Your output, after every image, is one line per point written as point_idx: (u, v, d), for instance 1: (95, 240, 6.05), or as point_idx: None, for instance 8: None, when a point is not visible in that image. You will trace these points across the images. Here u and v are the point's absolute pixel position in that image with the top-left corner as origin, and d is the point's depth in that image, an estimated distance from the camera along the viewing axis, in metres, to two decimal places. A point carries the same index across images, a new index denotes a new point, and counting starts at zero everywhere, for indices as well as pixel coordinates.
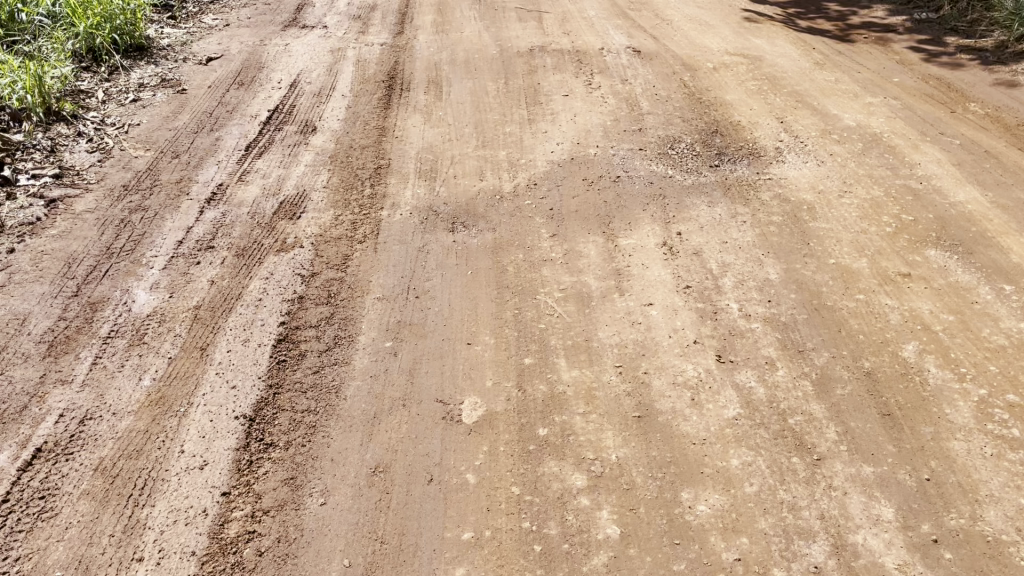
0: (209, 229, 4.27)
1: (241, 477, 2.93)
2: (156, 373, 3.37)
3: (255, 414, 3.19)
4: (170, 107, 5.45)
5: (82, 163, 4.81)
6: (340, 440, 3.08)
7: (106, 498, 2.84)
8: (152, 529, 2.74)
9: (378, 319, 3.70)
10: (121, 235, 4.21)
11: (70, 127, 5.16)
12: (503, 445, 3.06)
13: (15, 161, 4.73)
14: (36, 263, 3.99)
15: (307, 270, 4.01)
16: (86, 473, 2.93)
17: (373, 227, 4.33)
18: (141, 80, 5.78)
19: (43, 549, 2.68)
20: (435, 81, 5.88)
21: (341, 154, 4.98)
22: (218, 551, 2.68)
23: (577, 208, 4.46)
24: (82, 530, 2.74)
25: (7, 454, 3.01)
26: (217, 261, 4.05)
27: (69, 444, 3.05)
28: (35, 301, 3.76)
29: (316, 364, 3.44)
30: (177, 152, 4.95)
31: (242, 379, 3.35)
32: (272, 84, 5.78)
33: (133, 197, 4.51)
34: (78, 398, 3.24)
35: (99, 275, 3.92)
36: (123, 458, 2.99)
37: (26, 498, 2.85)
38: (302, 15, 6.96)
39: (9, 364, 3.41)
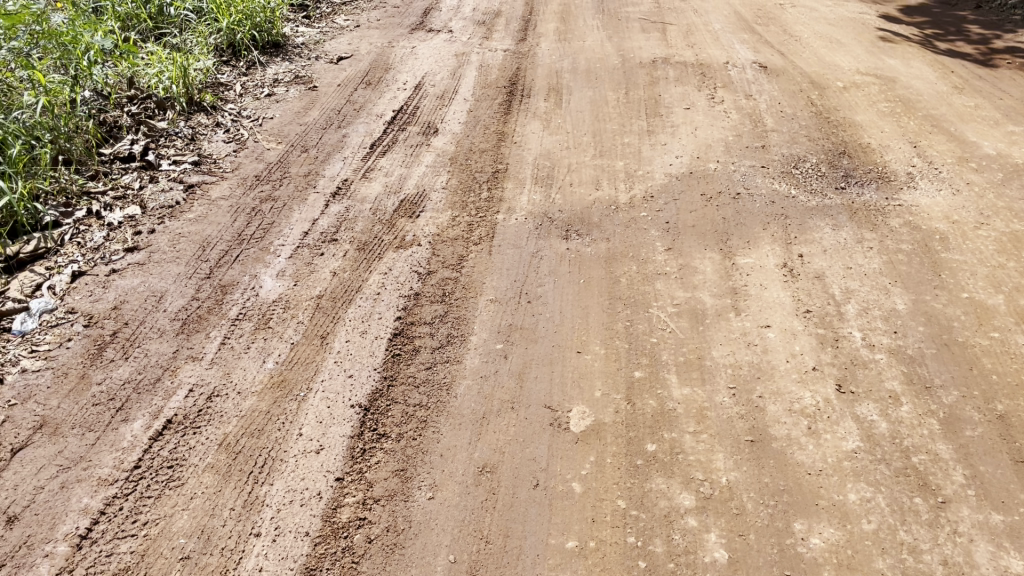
0: (333, 222, 4.43)
1: (354, 464, 3.02)
2: (279, 357, 3.52)
3: (369, 404, 3.29)
4: (302, 103, 5.68)
5: (219, 152, 5.06)
6: (448, 437, 3.13)
7: (229, 473, 2.97)
8: (269, 507, 2.85)
9: (489, 320, 3.74)
10: (252, 223, 4.41)
11: (209, 117, 5.43)
12: (610, 457, 3.05)
13: (158, 147, 5.02)
14: (174, 244, 4.22)
15: (424, 268, 4.10)
16: (212, 447, 3.08)
17: (489, 230, 4.39)
18: (276, 76, 6.04)
19: (169, 516, 2.81)
20: (556, 88, 5.91)
21: (461, 156, 5.07)
22: (330, 534, 2.76)
23: (694, 223, 4.39)
24: (205, 501, 2.87)
25: (141, 423, 3.18)
26: (339, 254, 4.19)
27: (197, 418, 3.21)
28: (172, 280, 3.97)
29: (429, 360, 3.51)
30: (307, 146, 5.15)
31: (358, 369, 3.46)
32: (398, 85, 5.94)
33: (264, 187, 4.72)
34: (207, 375, 3.42)
35: (230, 260, 4.12)
36: (245, 436, 3.13)
37: (156, 466, 3.00)
38: (429, 18, 7.13)
39: (146, 337, 3.61)
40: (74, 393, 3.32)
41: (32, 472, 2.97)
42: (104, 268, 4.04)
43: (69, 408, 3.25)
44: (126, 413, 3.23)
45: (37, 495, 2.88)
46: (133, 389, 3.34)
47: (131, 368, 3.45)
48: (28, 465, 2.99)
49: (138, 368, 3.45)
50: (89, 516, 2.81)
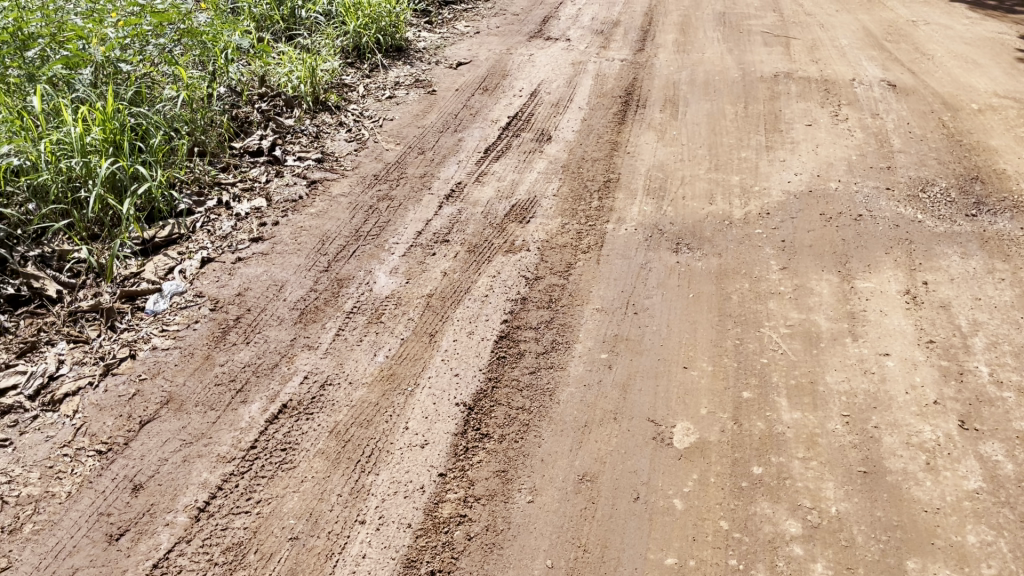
0: (446, 224, 4.52)
1: (457, 461, 3.08)
2: (389, 352, 3.62)
3: (474, 404, 3.34)
4: (420, 106, 5.83)
5: (341, 150, 5.25)
6: (550, 442, 3.14)
7: (338, 460, 3.08)
8: (374, 496, 2.94)
9: (595, 330, 3.73)
10: (369, 220, 4.55)
11: (333, 116, 5.64)
12: (713, 476, 2.99)
13: (285, 143, 5.25)
14: (296, 237, 4.40)
15: (532, 273, 4.13)
16: (323, 434, 3.20)
17: (598, 239, 4.38)
18: (397, 79, 6.22)
19: (280, 497, 2.93)
20: (672, 100, 5.86)
21: (574, 164, 5.09)
22: (432, 528, 2.82)
23: (811, 243, 4.27)
24: (314, 486, 2.98)
25: (258, 405, 3.33)
26: (450, 255, 4.27)
27: (310, 405, 3.34)
28: (292, 271, 4.14)
29: (533, 364, 3.53)
30: (424, 148, 5.28)
31: (464, 369, 3.52)
32: (514, 91, 6.01)
33: (382, 187, 4.87)
34: (321, 364, 3.55)
35: (347, 255, 4.26)
36: (354, 425, 3.23)
37: (270, 448, 3.14)
38: (548, 27, 7.19)
39: (266, 324, 3.78)
40: (199, 372, 3.50)
41: (157, 444, 3.14)
42: (230, 256, 4.25)
43: (193, 386, 3.43)
44: (245, 395, 3.38)
45: (161, 466, 3.05)
46: (253, 372, 3.51)
47: (251, 352, 3.62)
48: (154, 437, 3.17)
49: (258, 353, 3.61)
50: (207, 490, 2.96)
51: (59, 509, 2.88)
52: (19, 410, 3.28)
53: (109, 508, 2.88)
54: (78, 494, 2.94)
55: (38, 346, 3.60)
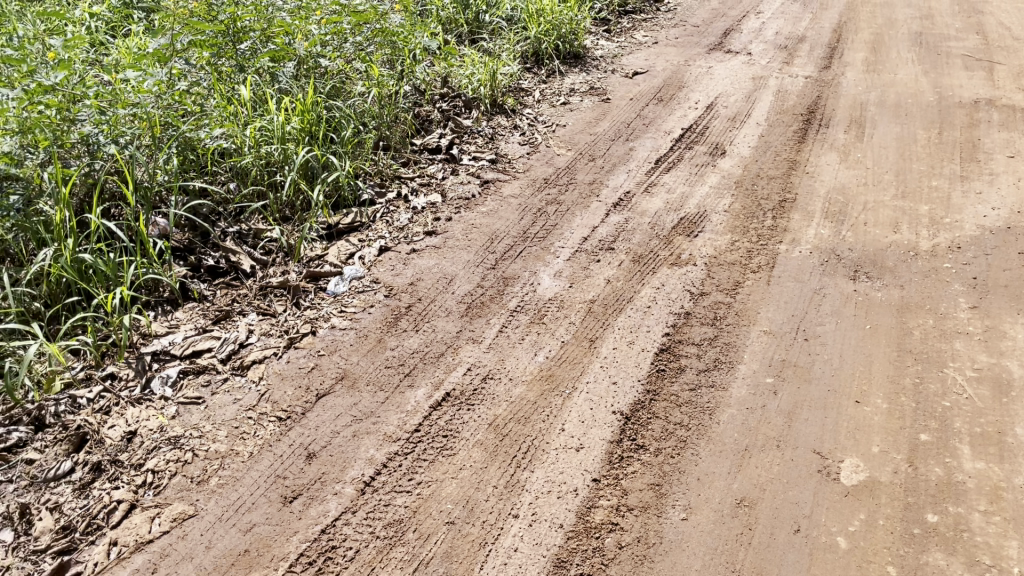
0: (612, 232, 4.53)
1: (611, 469, 3.08)
2: (549, 353, 3.67)
3: (631, 413, 3.33)
4: (594, 114, 5.87)
5: (514, 153, 5.38)
6: (707, 462, 3.08)
7: (495, 453, 3.16)
8: (528, 492, 3.00)
9: (761, 352, 3.63)
10: (537, 222, 4.64)
11: (508, 119, 5.78)
12: (882, 518, 2.84)
13: (461, 143, 5.43)
14: (467, 234, 4.55)
15: (698, 288, 4.07)
16: (482, 426, 3.29)
17: (770, 259, 4.26)
18: (573, 85, 6.29)
19: (440, 481, 3.04)
20: (858, 121, 5.60)
21: (748, 181, 4.96)
22: (583, 531, 2.84)
23: (1006, 283, 3.97)
24: (472, 474, 3.07)
25: (424, 391, 3.47)
26: (615, 263, 4.28)
27: (472, 396, 3.45)
28: (462, 266, 4.29)
29: (693, 381, 3.48)
30: (595, 155, 5.32)
31: (623, 378, 3.52)
32: (690, 104, 5.94)
33: (551, 191, 4.94)
34: (484, 358, 3.65)
35: (514, 255, 4.36)
36: (512, 421, 3.31)
37: (433, 433, 3.26)
38: (729, 39, 7.05)
39: (435, 314, 3.94)
40: (371, 354, 3.70)
41: (331, 418, 3.35)
42: (406, 247, 4.46)
43: (365, 366, 3.62)
44: (412, 379, 3.54)
45: (333, 438, 3.24)
46: (420, 358, 3.66)
47: (420, 339, 3.78)
48: (328, 411, 3.38)
49: (426, 341, 3.77)
50: (373, 466, 3.11)
51: (241, 467, 3.11)
52: (212, 371, 3.58)
53: (285, 472, 3.10)
54: (259, 455, 3.17)
55: (232, 315, 3.91)
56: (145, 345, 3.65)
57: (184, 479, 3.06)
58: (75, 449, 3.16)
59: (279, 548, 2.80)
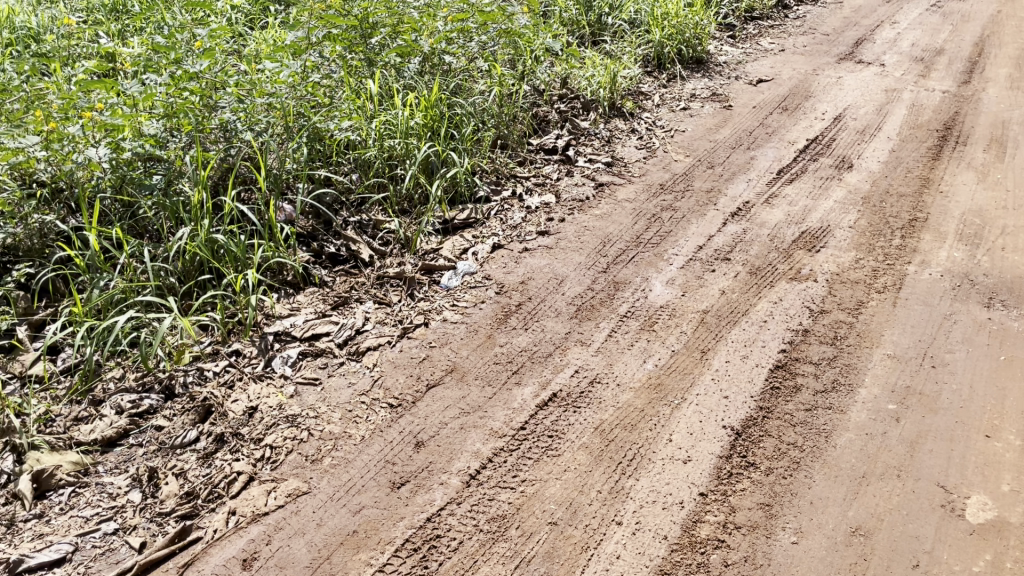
0: (729, 242, 4.44)
1: (719, 484, 3.01)
2: (659, 361, 3.63)
3: (742, 429, 3.25)
4: (715, 120, 5.76)
5: (630, 157, 5.33)
6: (821, 487, 2.98)
7: (601, 458, 3.14)
8: (632, 501, 2.97)
9: (884, 377, 3.47)
10: (651, 228, 4.59)
11: (626, 122, 5.73)
12: (1011, 561, 2.69)
13: (578, 144, 5.42)
14: (580, 236, 4.54)
15: (818, 305, 3.93)
16: (587, 429, 3.28)
17: (896, 280, 4.08)
18: (694, 91, 6.19)
19: (544, 481, 3.05)
20: (999, 140, 5.30)
21: (875, 197, 4.76)
22: (688, 545, 2.79)
23: None
24: (577, 476, 3.07)
25: (531, 390, 3.49)
26: (731, 273, 4.18)
27: (579, 398, 3.44)
28: (573, 268, 4.28)
29: (809, 402, 3.36)
30: (714, 163, 5.21)
31: (735, 393, 3.43)
32: (816, 114, 5.75)
33: (667, 197, 4.87)
34: (592, 361, 3.64)
35: (626, 259, 4.33)
36: (619, 427, 3.28)
37: (538, 432, 3.28)
38: (860, 49, 6.79)
39: (545, 314, 3.95)
40: (481, 349, 3.74)
41: (440, 409, 3.41)
42: (518, 245, 4.49)
43: (475, 361, 3.67)
44: (519, 377, 3.56)
45: (441, 429, 3.30)
46: (529, 357, 3.68)
47: (529, 338, 3.80)
48: (437, 402, 3.44)
49: (534, 340, 3.78)
50: (479, 459, 3.15)
51: (353, 450, 3.21)
52: (329, 354, 3.70)
53: (394, 458, 3.18)
54: (370, 439, 3.26)
55: (349, 302, 4.03)
56: (268, 325, 3.81)
57: (299, 457, 3.18)
58: (201, 420, 3.33)
59: (387, 532, 2.87)
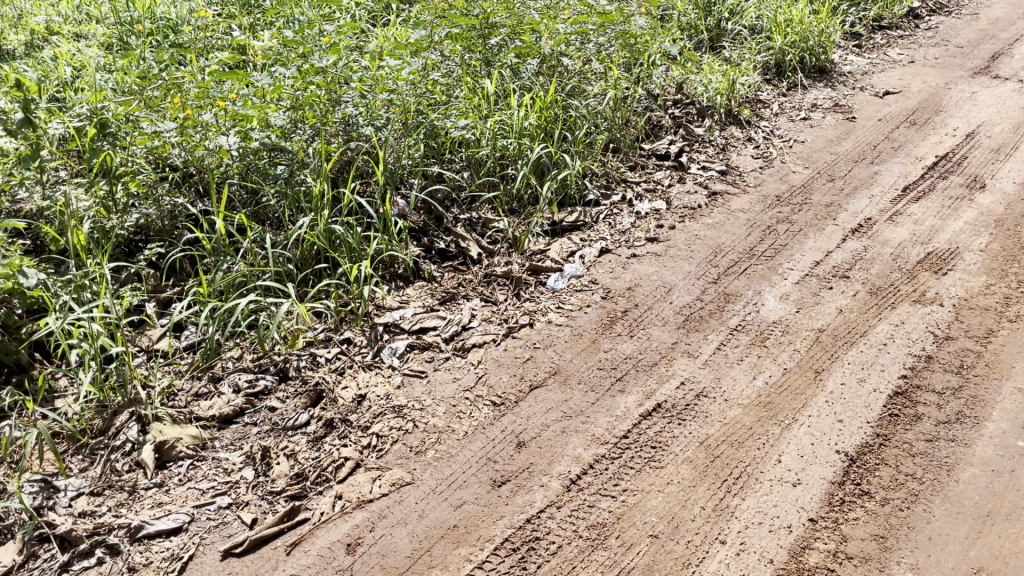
0: (848, 259, 4.27)
1: (830, 511, 2.90)
2: (769, 378, 3.52)
3: (857, 455, 3.12)
4: (837, 132, 5.55)
5: (746, 166, 5.20)
6: (941, 522, 2.83)
7: (706, 473, 3.07)
8: (738, 520, 2.89)
9: (1014, 412, 3.27)
10: (765, 240, 4.46)
11: (742, 130, 5.59)
12: None
13: (692, 151, 5.32)
14: (691, 244, 4.46)
15: (943, 331, 3.73)
16: (693, 443, 3.21)
17: None
18: (815, 101, 5.98)
19: (645, 492, 3.01)
20: None
21: (1010, 221, 4.49)
22: (795, 571, 2.70)
23: None
24: (680, 491, 3.01)
25: (635, 398, 3.44)
26: (849, 292, 4.02)
27: (684, 411, 3.37)
28: (683, 276, 4.21)
29: (931, 432, 3.20)
30: (834, 176, 5.03)
31: (850, 417, 3.30)
32: (947, 130, 5.46)
33: (783, 209, 4.73)
34: (700, 374, 3.56)
35: (738, 271, 4.22)
36: (726, 443, 3.20)
37: (642, 442, 3.23)
38: (998, 64, 6.43)
39: (652, 322, 3.89)
40: (586, 353, 3.72)
41: (542, 410, 3.40)
42: (627, 250, 4.44)
43: (579, 364, 3.65)
44: (624, 385, 3.52)
45: (543, 431, 3.30)
46: (634, 365, 3.63)
47: (634, 346, 3.75)
48: (540, 403, 3.44)
49: (641, 348, 3.73)
50: (580, 464, 3.13)
51: (456, 445, 3.24)
52: (436, 348, 3.75)
53: (496, 456, 3.19)
54: (473, 436, 3.29)
55: (457, 298, 4.08)
56: (378, 316, 3.89)
57: (404, 448, 3.24)
58: (312, 404, 3.43)
59: (487, 529, 2.89)
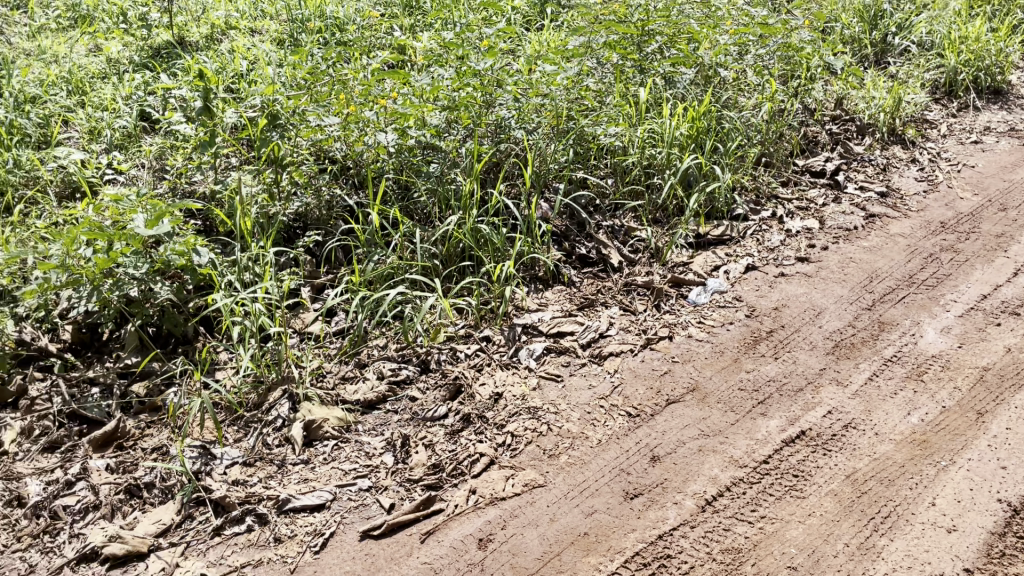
0: (1020, 294, 3.98)
1: (989, 563, 2.73)
2: (925, 415, 3.32)
3: (1021, 507, 2.91)
4: (1011, 158, 5.18)
5: (908, 189, 4.93)
6: None
7: (851, 508, 2.94)
8: (885, 562, 2.75)
9: None
10: (927, 268, 4.22)
11: (906, 151, 5.30)
12: None
13: (850, 170, 5.09)
14: (844, 267, 4.27)
15: None
16: (838, 476, 3.08)
17: None
18: (989, 123, 5.61)
19: (785, 521, 2.91)
20: None
21: None
22: None
23: None
24: (822, 524, 2.89)
25: (778, 423, 3.33)
26: (1020, 330, 3.75)
27: (830, 441, 3.23)
28: (834, 300, 4.03)
29: None
30: (1007, 205, 4.69)
31: (1016, 465, 3.08)
32: None
33: (948, 236, 4.46)
34: (848, 404, 3.40)
35: (895, 299, 4.01)
36: (875, 479, 3.05)
37: (783, 469, 3.12)
38: None
39: (799, 345, 3.75)
40: (726, 372, 3.62)
41: (679, 426, 3.34)
42: (774, 269, 4.29)
43: (719, 383, 3.56)
44: (766, 408, 3.41)
45: (679, 447, 3.24)
46: (777, 389, 3.51)
47: (778, 368, 3.62)
48: (677, 419, 3.38)
49: (785, 371, 3.60)
50: (716, 486, 3.06)
51: (589, 452, 3.24)
52: (573, 354, 3.75)
53: (630, 468, 3.16)
54: (606, 445, 3.27)
55: (596, 305, 4.07)
56: (518, 317, 3.93)
57: (537, 449, 3.26)
58: (450, 398, 3.51)
59: (617, 540, 2.87)
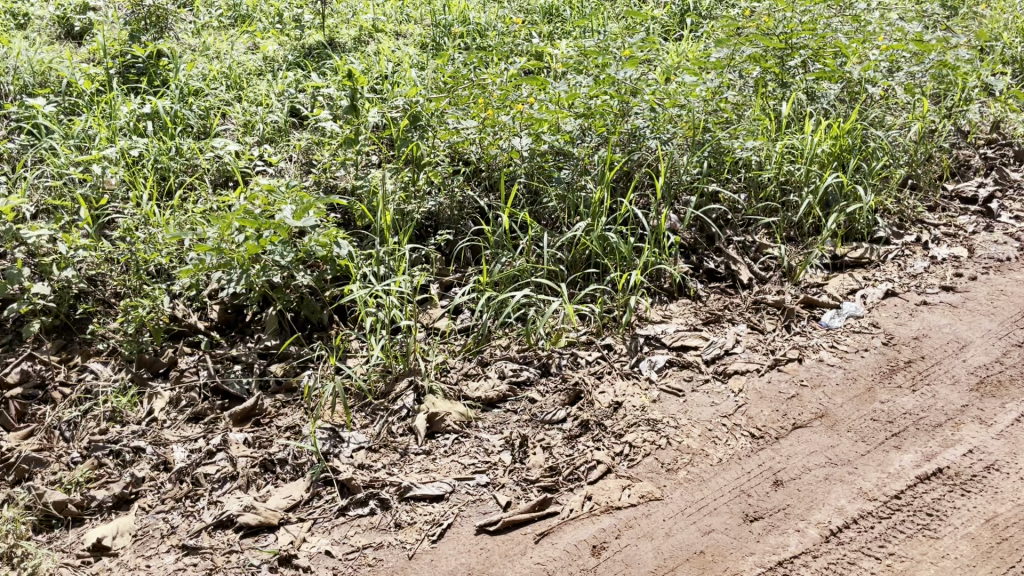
0: None
1: None
2: None
3: None
4: None
5: None
6: None
7: (989, 555, 2.80)
8: None
9: None
10: None
11: None
12: None
13: (1004, 198, 4.80)
14: (994, 300, 4.03)
15: None
16: (976, 519, 2.93)
17: None
18: None
19: (915, 562, 2.79)
20: None
21: None
22: None
23: None
24: (956, 568, 2.76)
25: (912, 458, 3.18)
26: None
27: (969, 482, 3.07)
28: (980, 334, 3.81)
29: None
30: None
31: None
32: None
33: None
34: (991, 445, 3.22)
35: None
36: (1017, 526, 2.89)
37: (915, 506, 2.99)
38: None
39: (939, 379, 3.57)
40: (858, 401, 3.48)
41: (805, 452, 3.24)
42: (916, 296, 4.10)
43: (850, 411, 3.43)
44: (900, 441, 3.26)
45: (804, 474, 3.14)
46: (913, 422, 3.35)
47: (915, 401, 3.46)
48: (803, 444, 3.28)
49: (923, 404, 3.44)
50: (842, 517, 2.95)
51: (709, 470, 3.19)
52: (696, 368, 3.70)
53: (751, 490, 3.09)
54: (727, 464, 3.21)
55: (722, 321, 4.00)
56: (641, 328, 3.92)
57: (655, 462, 3.24)
58: (570, 402, 3.53)
59: (734, 562, 2.82)
